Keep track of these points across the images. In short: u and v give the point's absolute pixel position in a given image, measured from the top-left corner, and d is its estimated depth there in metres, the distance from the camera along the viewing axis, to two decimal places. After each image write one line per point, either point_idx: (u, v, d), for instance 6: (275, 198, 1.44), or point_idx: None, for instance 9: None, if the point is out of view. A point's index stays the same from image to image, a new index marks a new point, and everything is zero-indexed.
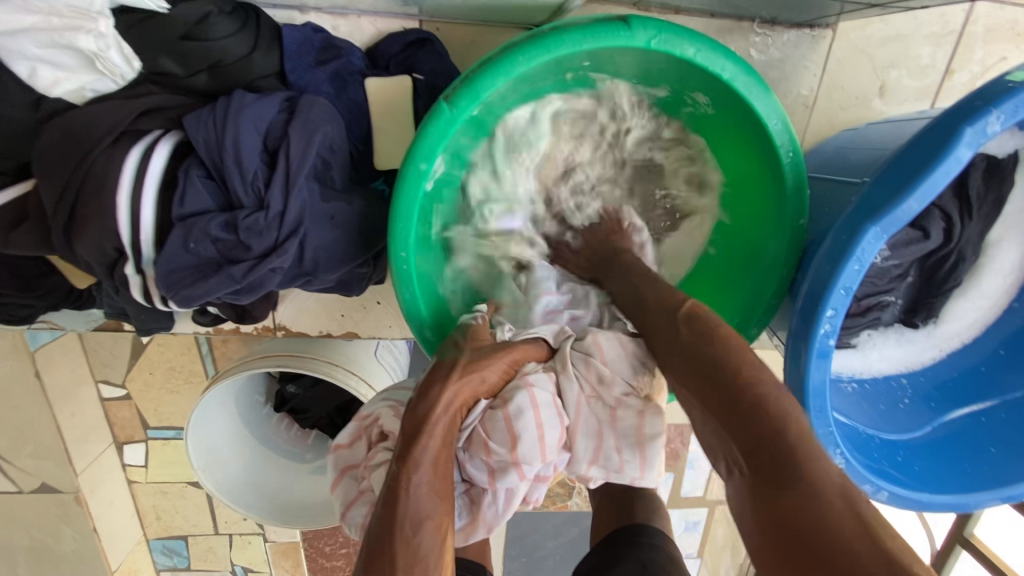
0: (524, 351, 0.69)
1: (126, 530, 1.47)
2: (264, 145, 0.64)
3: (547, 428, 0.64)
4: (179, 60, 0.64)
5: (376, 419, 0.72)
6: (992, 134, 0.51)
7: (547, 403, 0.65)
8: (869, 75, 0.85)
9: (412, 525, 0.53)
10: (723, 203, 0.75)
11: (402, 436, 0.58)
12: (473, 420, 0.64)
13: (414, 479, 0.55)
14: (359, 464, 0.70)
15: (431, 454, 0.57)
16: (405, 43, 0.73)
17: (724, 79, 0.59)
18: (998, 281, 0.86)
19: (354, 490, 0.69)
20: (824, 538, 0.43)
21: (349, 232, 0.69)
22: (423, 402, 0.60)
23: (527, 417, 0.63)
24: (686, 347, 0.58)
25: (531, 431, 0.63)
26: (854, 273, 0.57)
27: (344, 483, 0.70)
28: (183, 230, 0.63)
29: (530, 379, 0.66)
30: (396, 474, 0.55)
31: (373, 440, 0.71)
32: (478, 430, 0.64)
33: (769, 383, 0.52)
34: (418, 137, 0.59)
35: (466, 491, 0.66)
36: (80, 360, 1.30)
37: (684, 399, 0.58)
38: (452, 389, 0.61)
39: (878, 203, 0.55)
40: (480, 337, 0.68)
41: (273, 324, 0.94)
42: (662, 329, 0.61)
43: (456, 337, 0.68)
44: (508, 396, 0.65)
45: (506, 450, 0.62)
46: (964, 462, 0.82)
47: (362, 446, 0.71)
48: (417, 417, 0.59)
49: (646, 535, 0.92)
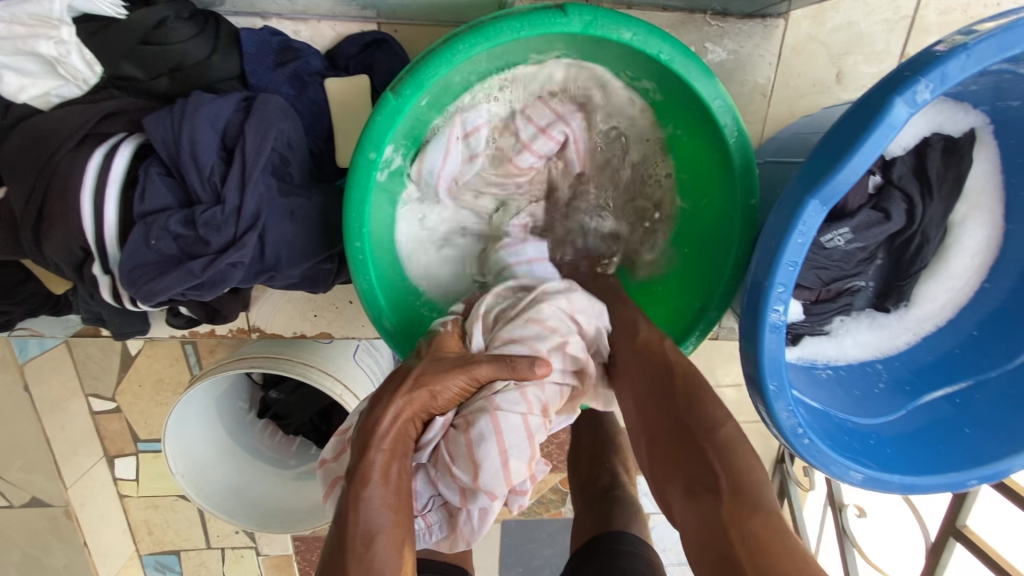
0: (490, 371, 0.63)
1: (117, 545, 1.47)
2: (222, 143, 0.66)
3: (513, 452, 0.62)
4: (140, 64, 0.66)
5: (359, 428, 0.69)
6: (923, 102, 0.52)
7: (514, 427, 0.62)
8: (825, 63, 0.86)
9: (365, 540, 0.52)
10: (682, 189, 0.76)
11: (353, 450, 0.57)
12: (439, 434, 0.64)
13: (363, 494, 0.54)
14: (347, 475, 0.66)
15: (381, 466, 0.56)
16: (362, 44, 0.75)
17: (663, 61, 0.61)
18: (965, 260, 0.86)
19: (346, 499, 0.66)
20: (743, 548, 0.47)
21: (310, 227, 0.71)
22: (372, 413, 0.59)
23: (488, 445, 0.61)
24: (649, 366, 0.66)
25: (493, 458, 0.61)
26: (797, 248, 0.57)
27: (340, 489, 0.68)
28: (143, 227, 0.64)
29: (497, 400, 0.63)
30: (346, 489, 0.55)
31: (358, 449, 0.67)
32: (444, 453, 0.63)
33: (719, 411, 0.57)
34: (367, 126, 0.60)
35: (443, 505, 0.65)
36: (70, 373, 1.32)
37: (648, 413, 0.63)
38: (400, 402, 0.59)
39: (815, 177, 0.56)
40: (444, 347, 0.67)
41: (248, 326, 0.95)
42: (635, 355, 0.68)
43: (419, 348, 0.66)
44: (471, 420, 0.63)
45: (468, 476, 0.61)
46: (940, 444, 0.80)
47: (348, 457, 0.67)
48: (366, 428, 0.58)
49: (626, 543, 0.94)
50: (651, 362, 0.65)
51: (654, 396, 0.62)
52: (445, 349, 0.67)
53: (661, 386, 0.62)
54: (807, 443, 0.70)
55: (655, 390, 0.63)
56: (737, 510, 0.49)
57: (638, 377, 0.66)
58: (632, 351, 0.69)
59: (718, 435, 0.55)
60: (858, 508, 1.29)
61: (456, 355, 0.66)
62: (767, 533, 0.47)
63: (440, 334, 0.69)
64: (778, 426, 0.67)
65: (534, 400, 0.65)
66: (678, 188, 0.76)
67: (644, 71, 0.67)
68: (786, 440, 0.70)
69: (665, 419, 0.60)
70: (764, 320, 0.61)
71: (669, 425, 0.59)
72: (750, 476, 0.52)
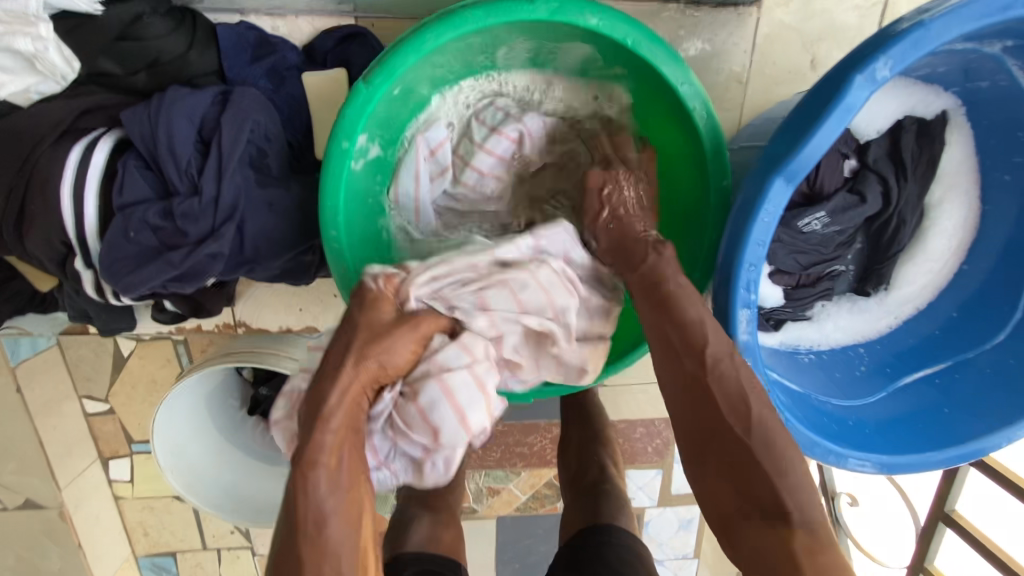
0: (434, 324, 0.65)
1: (113, 546, 1.48)
2: (199, 135, 0.67)
3: (469, 408, 0.63)
4: (117, 60, 0.68)
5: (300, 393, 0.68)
6: (883, 79, 0.53)
7: (463, 383, 0.64)
8: (800, 50, 0.87)
9: (316, 522, 0.53)
10: (658, 175, 0.77)
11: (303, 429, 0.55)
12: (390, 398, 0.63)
13: (311, 478, 0.53)
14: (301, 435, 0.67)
15: (332, 441, 0.55)
16: (339, 38, 0.76)
17: (629, 45, 0.62)
18: (943, 242, 0.87)
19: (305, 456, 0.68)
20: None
21: (289, 219, 0.72)
22: (321, 386, 0.57)
23: (440, 409, 0.62)
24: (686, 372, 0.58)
25: (450, 419, 0.63)
26: (765, 227, 0.58)
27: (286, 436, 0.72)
28: (123, 220, 0.66)
29: (441, 362, 0.64)
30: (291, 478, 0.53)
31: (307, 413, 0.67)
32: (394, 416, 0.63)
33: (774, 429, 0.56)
34: (338, 115, 0.62)
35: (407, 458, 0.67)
36: (62, 375, 1.31)
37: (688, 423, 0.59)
38: (349, 374, 0.58)
39: (779, 156, 0.57)
40: (376, 307, 0.62)
41: (233, 321, 0.97)
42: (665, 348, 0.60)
43: (350, 310, 0.62)
44: (417, 388, 0.63)
45: (427, 437, 0.63)
46: (917, 424, 0.81)
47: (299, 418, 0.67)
48: (313, 400, 0.56)
49: (611, 534, 0.94)
50: (723, 385, 0.57)
51: (705, 417, 0.57)
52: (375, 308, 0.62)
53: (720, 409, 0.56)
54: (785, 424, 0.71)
55: (714, 410, 0.57)
56: (810, 541, 0.52)
57: (680, 390, 0.59)
58: (656, 343, 0.61)
59: (784, 465, 0.54)
60: (851, 496, 1.20)
61: (392, 316, 0.63)
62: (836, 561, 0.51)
63: (369, 291, 0.64)
64: None
65: (476, 351, 0.66)
66: (655, 174, 0.78)
67: (612, 56, 0.69)
68: None
69: (717, 440, 0.57)
70: (735, 299, 0.61)
71: (720, 454, 0.56)
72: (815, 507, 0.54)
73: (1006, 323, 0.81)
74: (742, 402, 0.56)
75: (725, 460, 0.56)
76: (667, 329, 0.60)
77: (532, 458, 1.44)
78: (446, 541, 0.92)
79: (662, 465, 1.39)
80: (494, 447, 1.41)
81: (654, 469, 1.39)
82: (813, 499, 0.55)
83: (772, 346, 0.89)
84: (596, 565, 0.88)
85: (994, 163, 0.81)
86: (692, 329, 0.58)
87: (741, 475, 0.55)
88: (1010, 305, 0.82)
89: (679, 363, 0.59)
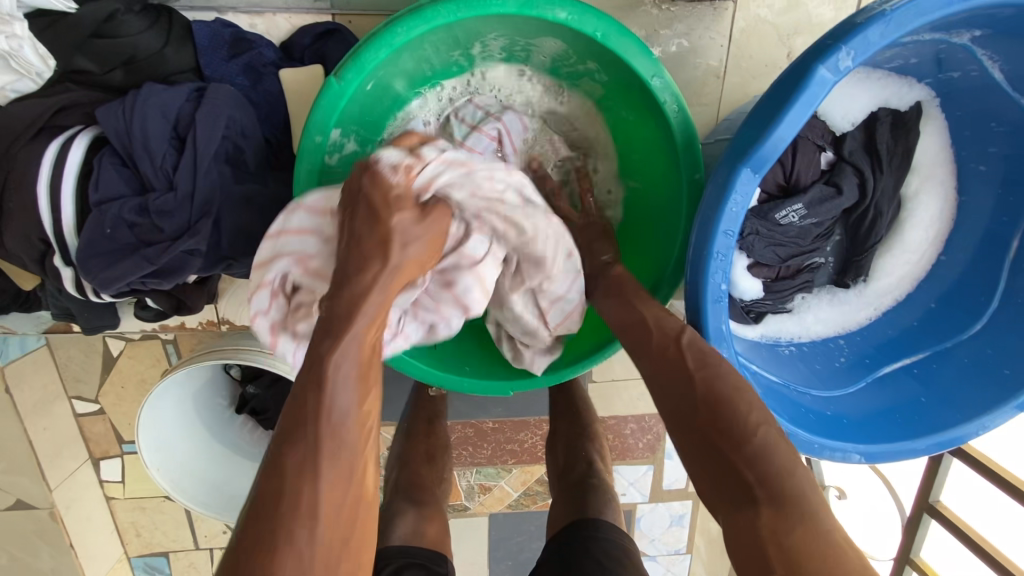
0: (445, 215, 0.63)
1: (105, 547, 1.48)
2: (174, 131, 0.68)
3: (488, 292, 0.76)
4: (94, 59, 0.69)
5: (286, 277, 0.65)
6: (845, 70, 0.53)
7: (486, 275, 0.74)
8: (776, 44, 0.88)
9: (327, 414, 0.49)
10: (634, 169, 0.78)
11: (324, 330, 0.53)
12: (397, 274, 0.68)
13: (336, 359, 0.51)
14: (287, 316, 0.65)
15: (363, 334, 0.53)
16: (316, 35, 0.77)
17: (598, 38, 0.63)
18: (920, 233, 0.88)
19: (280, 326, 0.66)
20: (801, 559, 0.46)
21: (266, 214, 0.72)
22: (352, 286, 0.55)
23: (472, 293, 0.73)
24: (657, 356, 0.61)
25: (476, 299, 0.73)
26: (733, 217, 0.59)
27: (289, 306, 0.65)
28: (98, 216, 0.66)
29: (466, 252, 0.72)
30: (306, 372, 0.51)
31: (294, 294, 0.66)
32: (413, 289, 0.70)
33: (744, 407, 0.55)
34: (310, 111, 0.63)
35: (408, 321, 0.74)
36: (53, 376, 1.31)
37: (665, 409, 0.60)
38: (388, 271, 0.57)
39: (746, 146, 0.57)
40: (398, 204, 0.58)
41: (216, 318, 0.98)
42: (642, 336, 0.64)
43: (372, 203, 0.58)
44: (451, 277, 0.72)
45: (454, 311, 0.74)
46: (897, 414, 0.80)
47: (283, 301, 0.65)
48: (352, 300, 0.55)
49: (597, 527, 0.93)
50: (670, 371, 0.60)
51: (667, 403, 0.59)
52: (390, 193, 0.59)
53: (684, 390, 0.58)
54: None
55: (684, 390, 0.58)
56: (783, 521, 0.48)
57: (655, 375, 0.61)
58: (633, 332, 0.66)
59: (753, 439, 0.53)
60: (839, 489, 1.24)
61: (415, 208, 0.60)
62: (812, 542, 0.47)
63: (391, 182, 0.59)
64: None
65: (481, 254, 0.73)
66: (630, 168, 0.79)
67: (584, 50, 0.69)
68: None
69: (682, 425, 0.57)
70: (706, 290, 0.62)
71: (693, 435, 0.56)
72: (793, 482, 0.50)
73: (982, 313, 0.81)
74: (686, 385, 0.58)
75: (689, 439, 0.57)
76: (622, 331, 0.68)
77: (523, 455, 1.44)
78: (431, 535, 0.92)
79: (652, 460, 1.39)
80: (485, 443, 1.42)
81: (644, 464, 1.40)
82: (795, 478, 0.51)
83: (751, 338, 0.89)
84: (583, 561, 0.86)
85: (970, 153, 0.82)
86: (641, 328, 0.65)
87: (705, 453, 0.55)
88: (986, 295, 0.81)
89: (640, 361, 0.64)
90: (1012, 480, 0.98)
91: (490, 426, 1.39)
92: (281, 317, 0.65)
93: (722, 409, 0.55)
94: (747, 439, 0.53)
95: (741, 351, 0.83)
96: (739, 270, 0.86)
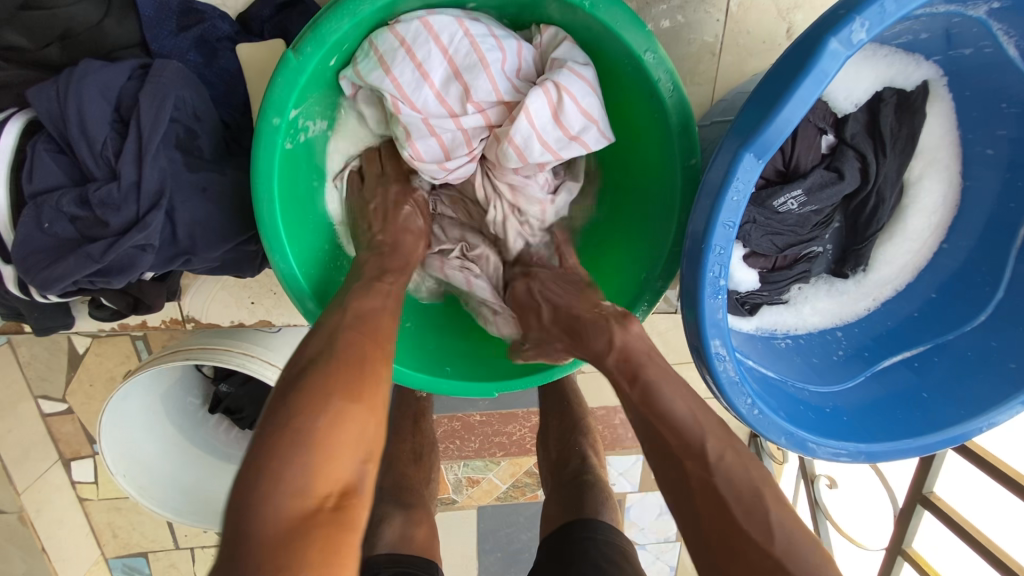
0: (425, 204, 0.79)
1: (81, 549, 1.41)
2: (116, 113, 0.61)
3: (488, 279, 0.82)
4: (26, 33, 0.62)
5: (425, 59, 0.65)
6: (859, 43, 0.48)
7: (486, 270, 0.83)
8: (774, 17, 0.82)
9: (329, 347, 0.59)
10: (624, 154, 0.77)
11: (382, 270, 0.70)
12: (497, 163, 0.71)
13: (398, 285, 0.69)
14: (410, 97, 0.66)
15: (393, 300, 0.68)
16: (277, 7, 0.72)
17: (586, 8, 0.62)
18: (922, 220, 0.84)
19: (410, 82, 0.66)
20: None
21: (226, 205, 0.67)
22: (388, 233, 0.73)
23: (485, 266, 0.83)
24: (647, 435, 0.60)
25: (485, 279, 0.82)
26: (733, 207, 0.54)
27: (364, 96, 0.71)
28: (34, 208, 0.60)
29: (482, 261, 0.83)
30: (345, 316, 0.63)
31: (441, 90, 0.67)
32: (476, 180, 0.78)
33: (729, 471, 0.55)
34: (268, 89, 0.59)
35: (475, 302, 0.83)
36: (16, 374, 1.23)
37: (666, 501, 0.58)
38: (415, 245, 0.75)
39: (748, 128, 0.52)
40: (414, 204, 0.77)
41: (181, 316, 0.91)
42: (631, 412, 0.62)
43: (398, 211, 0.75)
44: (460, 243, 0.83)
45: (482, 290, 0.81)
46: (896, 410, 0.76)
47: (423, 81, 0.66)
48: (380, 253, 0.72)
49: (595, 529, 0.87)
50: (734, 485, 0.54)
51: (729, 541, 0.52)
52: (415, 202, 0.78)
53: (677, 467, 0.57)
54: (755, 415, 0.65)
55: (677, 467, 0.57)
56: None
57: (653, 454, 0.59)
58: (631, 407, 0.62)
59: (748, 498, 0.53)
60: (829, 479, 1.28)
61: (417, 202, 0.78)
62: None
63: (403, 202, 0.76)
64: (725, 398, 0.64)
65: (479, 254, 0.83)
66: (621, 154, 0.78)
67: (584, 41, 0.68)
68: (731, 409, 0.65)
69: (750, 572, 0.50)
70: (702, 284, 0.57)
71: (698, 514, 0.54)
72: None
73: (987, 304, 0.77)
74: (758, 504, 0.53)
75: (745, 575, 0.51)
76: (660, 431, 0.59)
77: (511, 447, 1.40)
78: (420, 540, 0.88)
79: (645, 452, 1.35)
80: (472, 437, 1.38)
81: (635, 455, 1.35)
82: (796, 532, 0.51)
83: (746, 331, 0.85)
84: (580, 563, 0.80)
85: (977, 136, 0.77)
86: (676, 449, 0.57)
87: (732, 548, 0.52)
88: (991, 285, 0.78)
89: (689, 496, 0.55)
90: (1011, 474, 0.96)
91: (477, 419, 1.35)
92: (432, 84, 0.67)
93: (715, 474, 0.55)
94: (744, 504, 0.53)
95: (736, 345, 0.79)
96: (735, 260, 0.81)
